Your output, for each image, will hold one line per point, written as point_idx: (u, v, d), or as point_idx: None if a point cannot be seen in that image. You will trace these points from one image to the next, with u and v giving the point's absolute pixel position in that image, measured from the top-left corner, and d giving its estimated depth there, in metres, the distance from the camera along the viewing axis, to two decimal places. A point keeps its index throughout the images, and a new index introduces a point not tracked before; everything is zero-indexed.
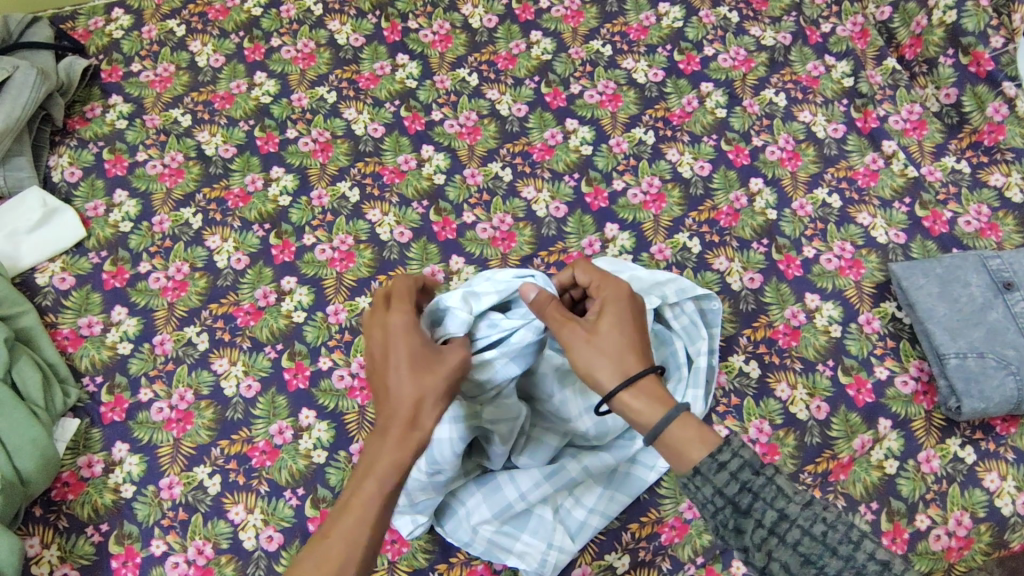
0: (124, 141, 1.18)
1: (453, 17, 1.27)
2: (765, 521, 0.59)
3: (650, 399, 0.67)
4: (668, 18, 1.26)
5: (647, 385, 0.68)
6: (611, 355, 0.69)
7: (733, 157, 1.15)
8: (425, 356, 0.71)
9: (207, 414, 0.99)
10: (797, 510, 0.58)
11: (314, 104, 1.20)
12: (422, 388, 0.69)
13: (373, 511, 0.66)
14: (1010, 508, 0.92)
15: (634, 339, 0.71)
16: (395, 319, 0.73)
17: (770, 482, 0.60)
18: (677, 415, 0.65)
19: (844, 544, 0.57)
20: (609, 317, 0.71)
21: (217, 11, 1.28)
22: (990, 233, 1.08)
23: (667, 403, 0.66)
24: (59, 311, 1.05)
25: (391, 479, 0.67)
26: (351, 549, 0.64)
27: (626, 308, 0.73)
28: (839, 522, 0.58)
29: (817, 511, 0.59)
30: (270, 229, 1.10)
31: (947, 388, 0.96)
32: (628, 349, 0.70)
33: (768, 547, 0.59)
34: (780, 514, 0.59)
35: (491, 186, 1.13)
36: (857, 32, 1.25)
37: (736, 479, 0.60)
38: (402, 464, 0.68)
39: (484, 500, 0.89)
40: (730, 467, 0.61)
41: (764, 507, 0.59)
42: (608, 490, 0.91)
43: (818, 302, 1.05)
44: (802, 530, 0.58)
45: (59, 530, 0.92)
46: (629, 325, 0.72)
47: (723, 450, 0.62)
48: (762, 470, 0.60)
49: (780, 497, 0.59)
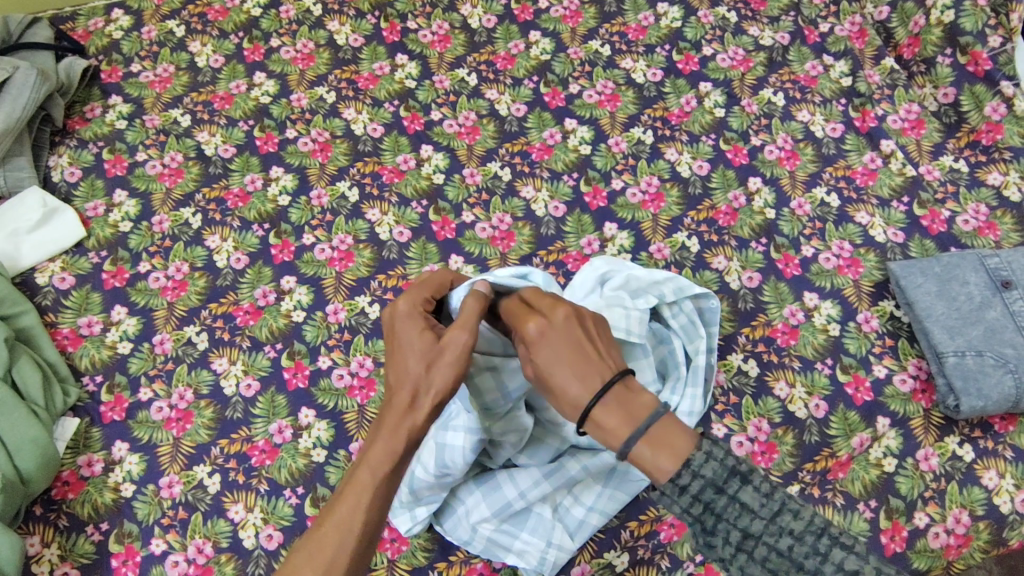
0: (124, 141, 1.18)
1: (451, 17, 1.28)
2: (731, 539, 0.59)
3: (608, 428, 0.63)
4: (666, 18, 1.27)
5: (601, 417, 0.63)
6: (556, 386, 0.66)
7: (732, 157, 1.15)
8: (427, 345, 0.71)
9: (207, 413, 0.99)
10: (762, 527, 0.58)
11: (314, 105, 1.20)
12: (420, 378, 0.70)
13: (365, 500, 0.66)
14: (1008, 505, 0.92)
15: (583, 369, 0.65)
16: (401, 306, 0.74)
17: (733, 500, 0.58)
18: (634, 446, 0.61)
19: (810, 558, 0.57)
20: (540, 352, 0.67)
21: (217, 12, 1.28)
22: (988, 232, 1.08)
23: (624, 432, 0.62)
24: (59, 311, 1.05)
25: (383, 466, 0.67)
26: (342, 538, 0.65)
27: (554, 334, 0.67)
28: (806, 534, 0.57)
29: (783, 524, 0.58)
30: (270, 229, 1.11)
31: (945, 386, 0.96)
32: (573, 377, 0.65)
33: (738, 564, 0.58)
34: (744, 533, 0.58)
35: (490, 185, 1.13)
36: (855, 32, 1.25)
37: (699, 500, 0.59)
38: (394, 453, 0.67)
39: (483, 499, 0.89)
40: (691, 490, 0.59)
41: (729, 527, 0.59)
42: (608, 488, 0.90)
43: (817, 301, 1.05)
44: (768, 547, 0.58)
45: (59, 530, 0.92)
46: (568, 353, 0.66)
47: (683, 474, 0.59)
48: (724, 488, 0.59)
49: (744, 515, 0.58)
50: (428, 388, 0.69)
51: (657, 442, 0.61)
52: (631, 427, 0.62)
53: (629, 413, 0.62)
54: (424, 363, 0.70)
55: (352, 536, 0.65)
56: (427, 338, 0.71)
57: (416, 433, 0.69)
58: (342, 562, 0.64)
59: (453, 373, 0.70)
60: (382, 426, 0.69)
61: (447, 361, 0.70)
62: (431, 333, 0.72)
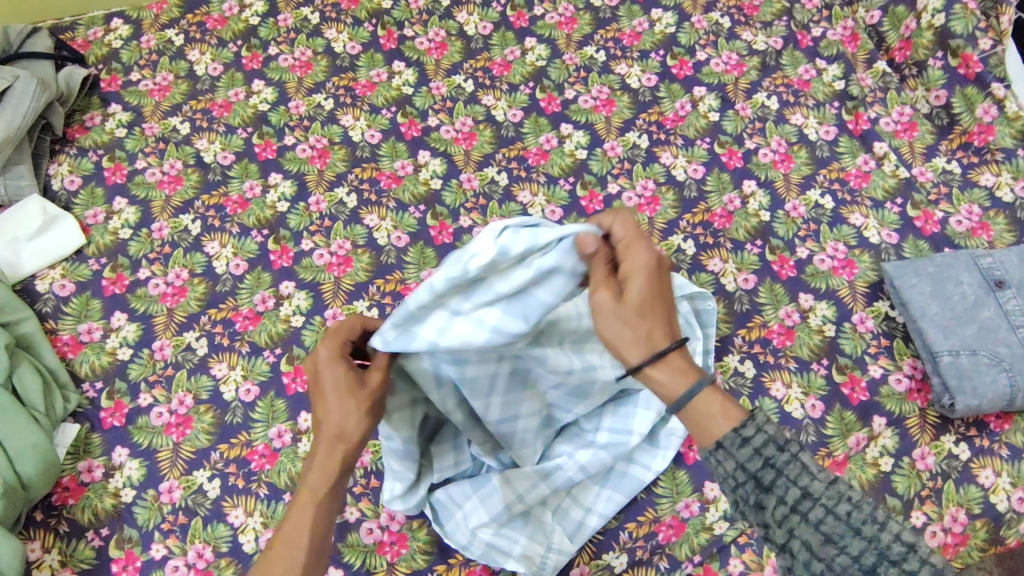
0: (124, 149, 1.19)
1: (448, 25, 1.29)
2: (788, 498, 0.59)
3: (677, 370, 0.63)
4: (661, 24, 1.28)
5: (678, 359, 0.63)
6: (647, 322, 0.64)
7: (727, 160, 1.16)
8: (346, 378, 0.70)
9: (207, 418, 1.00)
10: (822, 488, 0.58)
11: (312, 112, 1.21)
12: (342, 410, 0.69)
13: (308, 524, 0.69)
14: (1005, 504, 0.93)
15: (665, 309, 0.65)
16: (322, 348, 0.71)
17: (795, 459, 0.59)
18: (703, 389, 0.62)
19: (868, 524, 0.57)
20: (641, 282, 0.64)
21: (216, 21, 1.30)
22: (981, 232, 1.09)
23: (695, 375, 0.63)
24: (59, 317, 1.06)
25: (322, 489, 0.70)
26: (291, 563, 0.67)
27: (658, 276, 0.65)
28: (864, 502, 0.58)
29: (841, 490, 0.58)
30: (270, 234, 1.11)
31: (940, 386, 0.97)
32: (659, 317, 0.64)
33: (789, 525, 0.59)
34: (804, 492, 0.59)
35: (488, 190, 1.14)
36: (847, 36, 1.26)
37: (760, 455, 0.60)
38: (330, 476, 0.70)
39: (481, 504, 0.88)
40: (754, 442, 0.60)
41: (788, 484, 0.59)
42: (605, 489, 0.93)
43: (812, 301, 1.06)
44: (826, 509, 0.58)
45: (60, 535, 0.93)
46: (660, 292, 0.65)
47: (748, 425, 0.60)
48: (786, 447, 0.60)
49: (805, 475, 0.59)
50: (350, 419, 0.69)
51: (725, 393, 0.63)
52: (699, 373, 0.63)
53: (696, 364, 0.64)
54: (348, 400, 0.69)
55: (297, 560, 0.68)
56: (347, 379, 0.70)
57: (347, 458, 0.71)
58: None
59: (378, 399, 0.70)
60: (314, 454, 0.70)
61: (368, 398, 0.70)
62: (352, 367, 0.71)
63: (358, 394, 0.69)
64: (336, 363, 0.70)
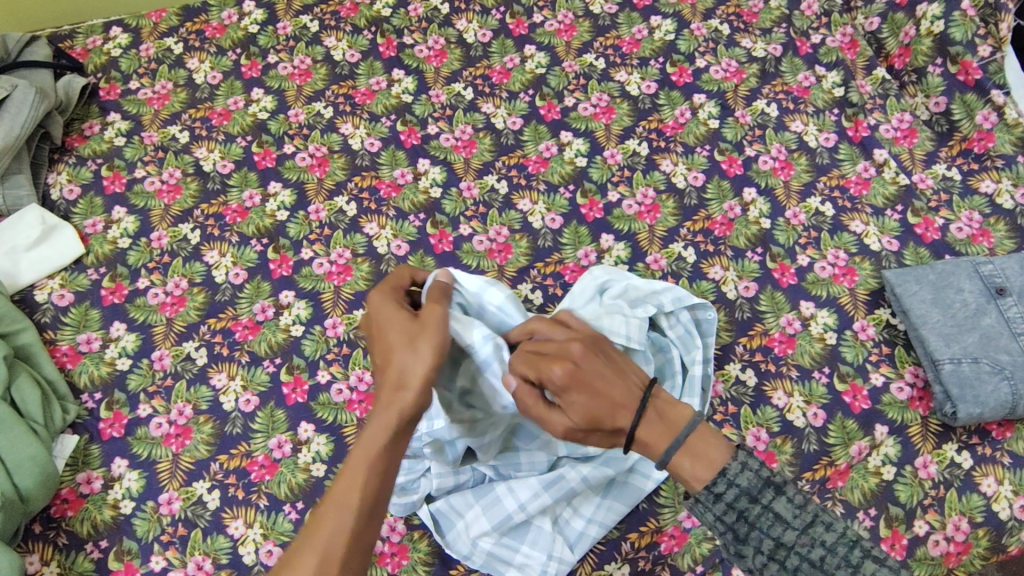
0: (123, 158, 1.18)
1: (447, 32, 1.29)
2: (763, 548, 0.67)
3: (650, 441, 0.71)
4: (660, 31, 1.28)
5: (645, 433, 0.71)
6: (605, 422, 0.70)
7: (726, 168, 1.16)
8: (408, 325, 0.73)
9: (206, 428, 0.99)
10: (794, 537, 0.66)
11: (312, 120, 1.21)
12: (406, 353, 0.72)
13: (360, 479, 0.66)
14: (1007, 512, 0.92)
15: (611, 395, 0.71)
16: (373, 297, 0.77)
17: (766, 510, 0.67)
18: (674, 457, 0.70)
19: (842, 568, 0.64)
20: (575, 401, 0.70)
21: (215, 29, 1.30)
22: (981, 239, 1.09)
23: (666, 443, 0.70)
24: (58, 328, 1.06)
25: (379, 442, 0.68)
26: (343, 514, 0.64)
27: (586, 379, 0.70)
28: (837, 546, 0.65)
29: (814, 535, 0.66)
30: (269, 243, 1.11)
31: (943, 394, 0.97)
32: (613, 406, 0.70)
33: (769, 573, 0.67)
34: (777, 542, 0.67)
35: (488, 199, 1.14)
36: (846, 43, 1.27)
37: (733, 509, 0.68)
38: (389, 427, 0.69)
39: (483, 513, 0.89)
40: (726, 498, 0.68)
41: (762, 535, 0.67)
42: (606, 499, 0.91)
43: (813, 309, 1.05)
44: (800, 556, 0.66)
45: (59, 548, 0.92)
46: (596, 388, 0.70)
47: (719, 482, 0.69)
48: (758, 498, 0.68)
49: (776, 526, 0.67)
50: (413, 363, 0.71)
51: (696, 454, 0.70)
52: (672, 437, 0.71)
53: (667, 425, 0.71)
54: (407, 340, 0.72)
55: (350, 512, 0.64)
56: (405, 317, 0.74)
57: (408, 410, 0.70)
58: (345, 534, 0.63)
59: (436, 343, 0.72)
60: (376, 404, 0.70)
61: (429, 340, 0.72)
62: (408, 311, 0.75)
63: (417, 338, 0.72)
64: (394, 309, 0.75)
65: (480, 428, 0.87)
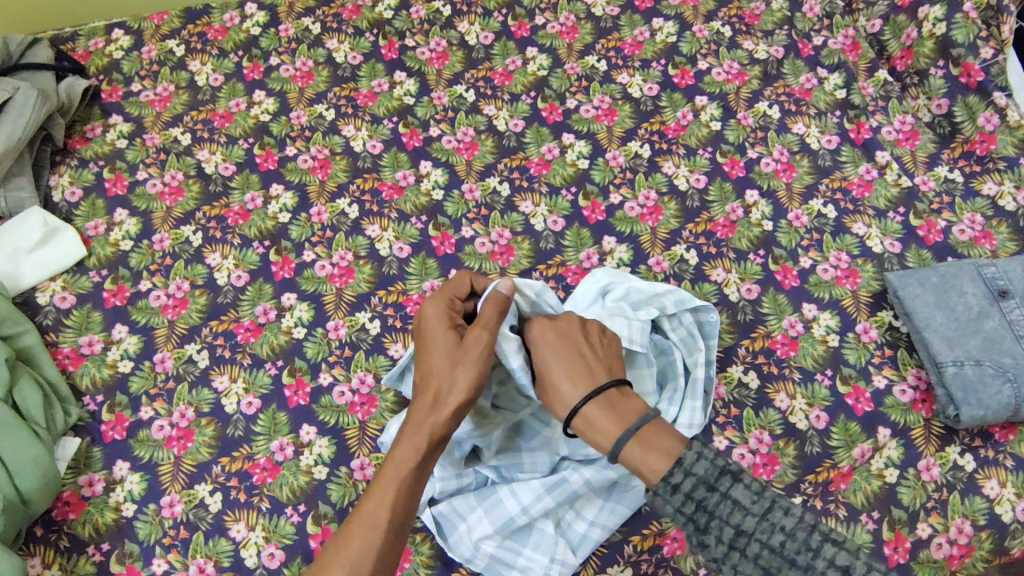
0: (124, 160, 1.18)
1: (449, 34, 1.29)
2: (724, 538, 0.61)
3: (599, 426, 0.70)
4: (662, 33, 1.28)
5: (592, 414, 0.70)
6: (554, 390, 0.74)
7: (729, 170, 1.16)
8: (451, 347, 0.75)
9: (208, 431, 0.99)
10: (754, 524, 0.61)
11: (314, 122, 1.21)
12: (444, 378, 0.73)
13: (389, 498, 0.68)
14: (1010, 515, 0.92)
15: (573, 367, 0.74)
16: (426, 306, 0.79)
17: (725, 497, 0.62)
18: (624, 446, 0.67)
19: (802, 553, 0.60)
20: (542, 354, 0.76)
21: (216, 31, 1.29)
22: (984, 242, 1.09)
23: (616, 431, 0.68)
24: (60, 330, 1.06)
25: (409, 463, 0.70)
26: (370, 532, 0.66)
27: (554, 336, 0.77)
28: (797, 530, 0.61)
29: (774, 521, 0.61)
30: (270, 246, 1.11)
31: (946, 396, 0.96)
32: (575, 379, 0.73)
33: (731, 562, 0.61)
34: (737, 530, 0.61)
35: (489, 201, 1.14)
36: (848, 45, 1.26)
37: (692, 499, 0.63)
38: (419, 450, 0.70)
39: (484, 517, 0.89)
40: (683, 488, 0.64)
41: (722, 524, 0.62)
42: (609, 502, 0.91)
43: (815, 312, 1.05)
44: (761, 544, 0.61)
45: (60, 550, 0.92)
46: (562, 357, 0.75)
47: (675, 471, 0.64)
48: (716, 486, 0.63)
49: (736, 513, 0.62)
50: (450, 388, 0.73)
51: (648, 444, 0.67)
52: (622, 428, 0.68)
53: (621, 416, 0.69)
54: (448, 363, 0.74)
55: (378, 530, 0.66)
56: (451, 338, 0.76)
57: (438, 432, 0.72)
58: (372, 553, 0.65)
59: (475, 370, 0.73)
60: (408, 423, 0.72)
61: (473, 365, 0.74)
62: (455, 332, 0.77)
63: (458, 361, 0.74)
64: (443, 326, 0.77)
65: (488, 425, 0.87)
